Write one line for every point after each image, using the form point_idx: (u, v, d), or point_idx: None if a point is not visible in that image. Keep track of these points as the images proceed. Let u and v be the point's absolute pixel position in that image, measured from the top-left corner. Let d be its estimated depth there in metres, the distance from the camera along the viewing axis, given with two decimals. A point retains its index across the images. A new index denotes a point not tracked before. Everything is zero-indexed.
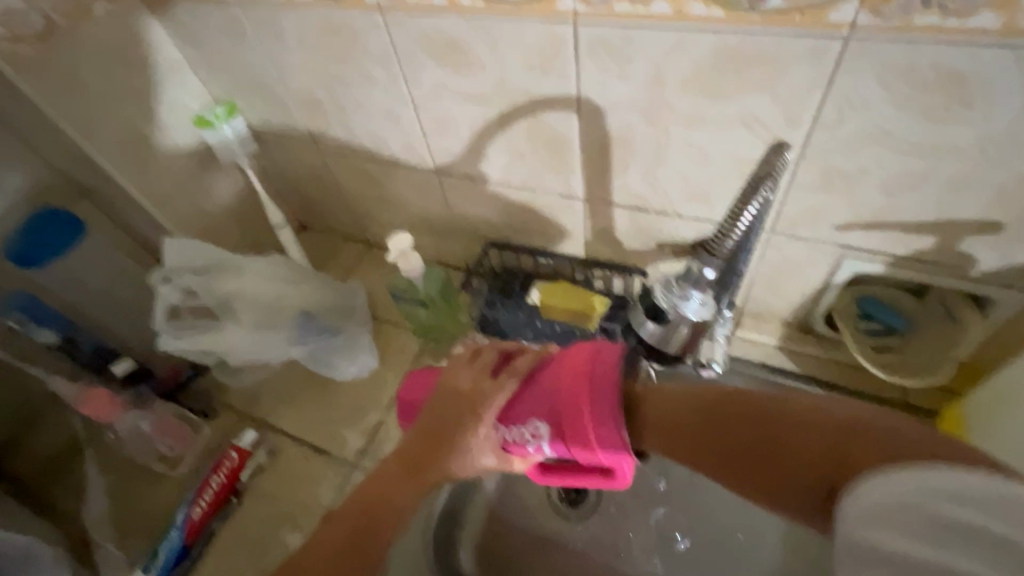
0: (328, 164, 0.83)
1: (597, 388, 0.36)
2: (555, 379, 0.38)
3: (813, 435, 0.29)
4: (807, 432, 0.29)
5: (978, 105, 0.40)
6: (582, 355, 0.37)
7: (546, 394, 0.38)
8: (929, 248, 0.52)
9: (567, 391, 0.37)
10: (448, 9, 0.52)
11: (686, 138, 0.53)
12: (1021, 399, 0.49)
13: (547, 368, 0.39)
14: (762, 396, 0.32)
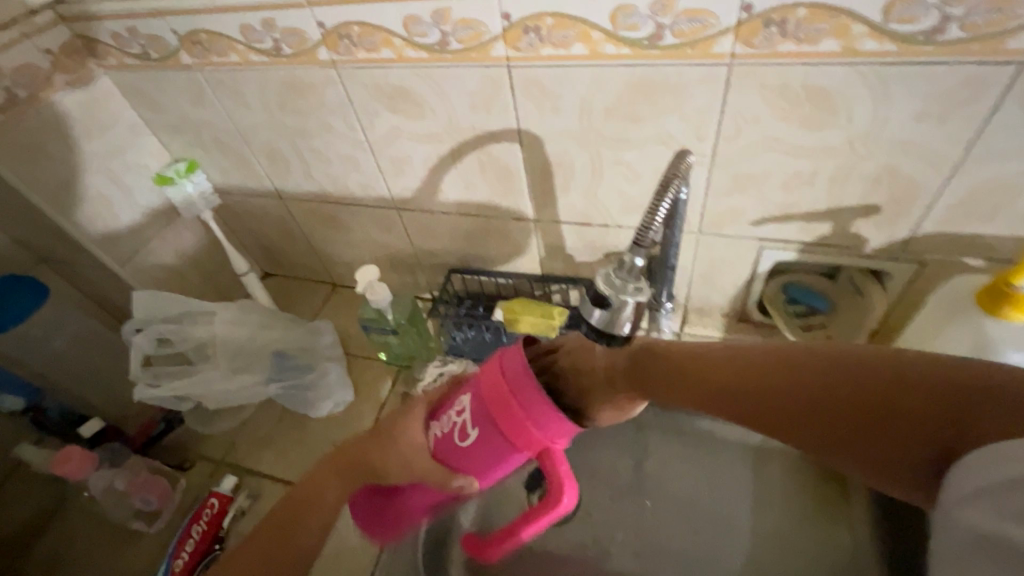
0: (290, 211, 0.87)
1: (510, 380, 0.33)
2: (478, 377, 0.36)
3: (867, 392, 0.23)
4: (798, 365, 0.25)
5: (842, 112, 0.49)
6: (500, 356, 0.35)
7: (472, 389, 0.36)
8: (829, 233, 0.60)
9: (488, 379, 0.34)
10: (396, 61, 0.59)
11: (615, 158, 0.60)
12: (926, 355, 0.55)
13: (476, 371, 0.37)
14: (720, 352, 0.27)
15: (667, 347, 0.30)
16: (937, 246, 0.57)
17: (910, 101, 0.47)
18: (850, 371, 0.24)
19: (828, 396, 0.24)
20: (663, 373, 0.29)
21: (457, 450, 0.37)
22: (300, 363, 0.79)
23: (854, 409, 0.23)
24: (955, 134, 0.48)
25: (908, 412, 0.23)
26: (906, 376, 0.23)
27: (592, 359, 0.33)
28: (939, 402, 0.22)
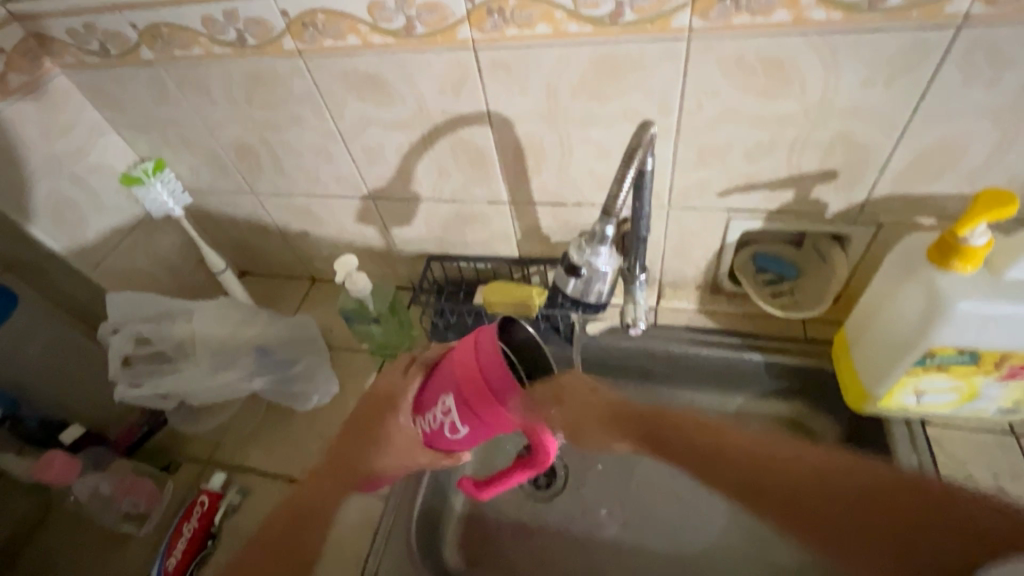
0: (264, 206, 0.87)
1: (478, 355, 0.42)
2: (451, 362, 0.44)
3: (797, 470, 0.42)
4: (790, 458, 0.43)
5: (796, 81, 0.51)
6: (466, 341, 0.44)
7: (449, 374, 0.44)
8: (792, 200, 0.63)
9: (462, 365, 0.43)
10: (362, 48, 0.59)
11: (585, 137, 0.62)
12: (884, 308, 0.58)
13: (446, 358, 0.46)
14: (707, 440, 0.46)
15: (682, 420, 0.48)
16: (892, 207, 0.60)
17: (859, 67, 0.49)
18: (748, 450, 0.44)
19: (752, 468, 0.43)
20: (678, 446, 0.47)
21: (448, 437, 0.46)
22: (283, 357, 0.78)
23: (828, 503, 0.40)
24: (902, 97, 0.50)
25: (884, 526, 0.38)
26: (878, 482, 0.40)
27: (675, 419, 0.48)
28: (846, 496, 0.40)
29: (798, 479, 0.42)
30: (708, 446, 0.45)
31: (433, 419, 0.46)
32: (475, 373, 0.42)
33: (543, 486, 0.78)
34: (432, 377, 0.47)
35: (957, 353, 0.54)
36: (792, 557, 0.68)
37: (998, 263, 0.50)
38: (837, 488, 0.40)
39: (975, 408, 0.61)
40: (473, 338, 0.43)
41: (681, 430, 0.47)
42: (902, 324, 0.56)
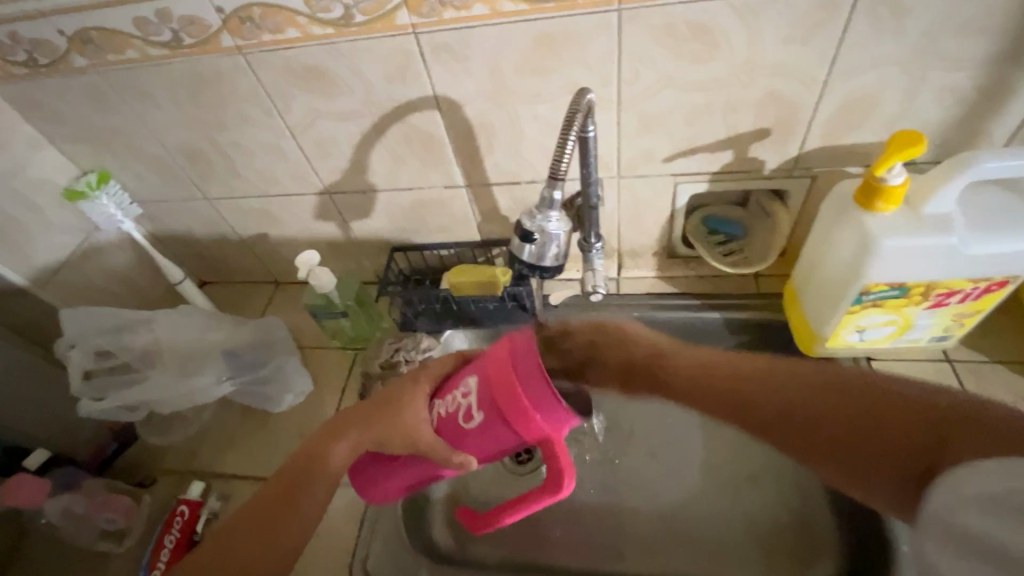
0: (218, 210, 0.85)
1: (517, 360, 0.38)
2: (482, 359, 0.41)
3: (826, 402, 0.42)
4: (813, 386, 0.42)
5: (723, 45, 0.54)
6: (501, 344, 0.40)
7: (478, 371, 0.41)
8: (732, 160, 0.66)
9: (493, 363, 0.39)
10: (303, 39, 0.59)
11: (532, 114, 0.64)
12: (821, 247, 0.63)
13: (481, 357, 0.41)
14: (676, 355, 0.47)
15: (678, 364, 0.46)
16: (823, 159, 0.65)
17: (778, 26, 0.53)
18: (732, 374, 0.45)
19: (699, 384, 0.45)
20: (673, 377, 0.45)
21: (458, 430, 0.42)
22: (252, 360, 0.78)
23: (862, 424, 0.39)
24: (819, 53, 0.54)
25: (868, 427, 0.39)
26: (883, 396, 0.40)
27: (611, 350, 0.47)
28: (878, 421, 0.39)
29: (798, 410, 0.42)
30: (677, 372, 0.45)
31: (448, 404, 0.43)
32: (504, 383, 0.38)
33: (524, 461, 0.80)
34: (460, 369, 0.44)
35: (889, 288, 0.58)
36: (762, 499, 0.72)
37: (916, 201, 0.55)
38: (857, 406, 0.40)
39: (911, 340, 0.66)
40: (508, 345, 0.39)
41: (675, 373, 0.45)
42: (835, 256, 0.61)
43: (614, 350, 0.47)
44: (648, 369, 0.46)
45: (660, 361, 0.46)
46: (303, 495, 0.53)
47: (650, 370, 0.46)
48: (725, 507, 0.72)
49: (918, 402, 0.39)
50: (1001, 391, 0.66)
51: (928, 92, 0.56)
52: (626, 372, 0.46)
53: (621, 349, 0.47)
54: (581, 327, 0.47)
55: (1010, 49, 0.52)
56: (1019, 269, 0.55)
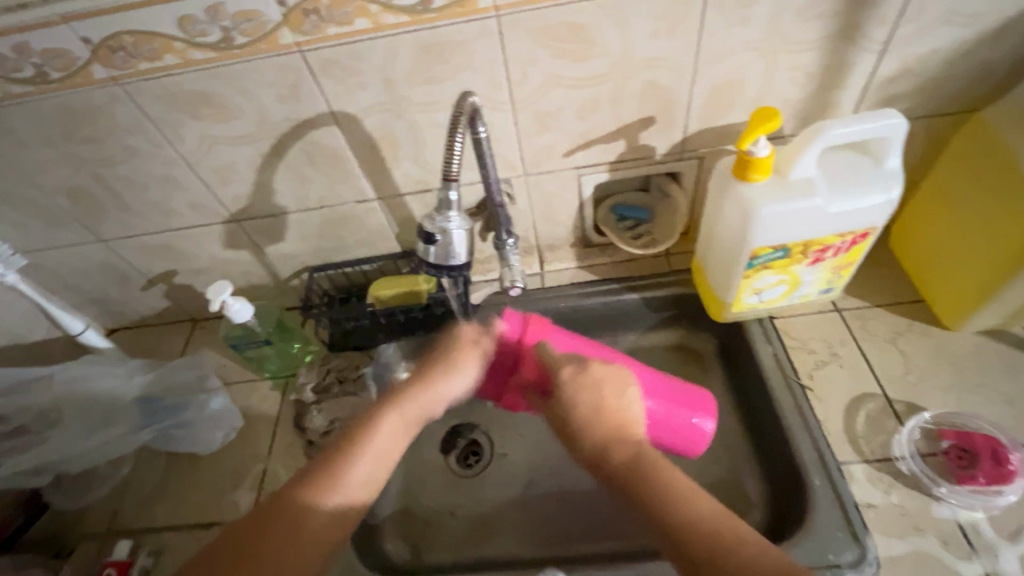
0: (117, 251, 0.80)
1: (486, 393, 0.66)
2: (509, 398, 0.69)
3: None
4: None
5: (598, 42, 0.58)
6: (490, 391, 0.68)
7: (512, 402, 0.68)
8: (626, 149, 0.71)
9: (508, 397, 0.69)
10: (183, 65, 0.58)
11: (432, 122, 0.65)
12: (713, 216, 0.68)
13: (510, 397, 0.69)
14: (670, 471, 0.46)
15: (661, 469, 0.46)
16: (706, 140, 0.70)
17: (644, 22, 0.57)
18: (701, 518, 0.42)
19: (676, 530, 0.42)
20: (642, 489, 0.45)
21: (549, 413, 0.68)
22: (171, 404, 0.75)
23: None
24: (684, 44, 0.59)
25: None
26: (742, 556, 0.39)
27: (623, 443, 0.49)
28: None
29: (704, 525, 0.42)
30: (660, 505, 0.43)
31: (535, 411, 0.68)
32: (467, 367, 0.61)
33: (473, 464, 0.82)
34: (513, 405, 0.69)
35: (773, 250, 0.64)
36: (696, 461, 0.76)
37: (783, 168, 0.61)
38: (720, 550, 0.40)
39: (801, 295, 0.73)
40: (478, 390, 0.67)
41: (667, 498, 0.44)
42: (724, 221, 0.66)
43: (588, 441, 0.50)
44: (623, 475, 0.47)
45: (651, 458, 0.48)
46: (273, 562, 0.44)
47: (628, 465, 0.47)
48: None
49: (751, 547, 0.40)
50: (881, 330, 0.75)
51: (783, 73, 0.63)
52: (590, 465, 0.50)
53: (629, 436, 0.50)
54: (601, 424, 0.51)
55: (841, 29, 0.59)
56: (875, 220, 0.62)
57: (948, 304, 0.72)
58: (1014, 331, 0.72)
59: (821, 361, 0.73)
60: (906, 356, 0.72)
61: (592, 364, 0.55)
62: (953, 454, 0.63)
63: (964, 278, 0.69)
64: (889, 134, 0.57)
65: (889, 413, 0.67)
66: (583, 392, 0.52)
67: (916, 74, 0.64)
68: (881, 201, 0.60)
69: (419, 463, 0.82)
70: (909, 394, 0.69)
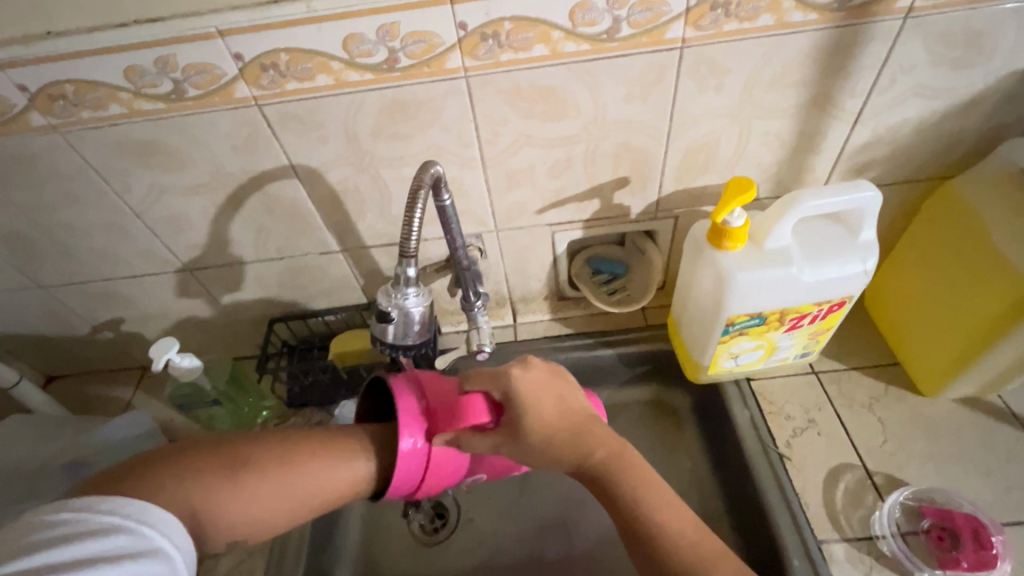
0: (58, 298, 0.75)
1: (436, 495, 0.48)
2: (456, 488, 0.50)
3: None
4: None
5: (570, 105, 0.57)
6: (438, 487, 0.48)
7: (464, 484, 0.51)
8: (600, 207, 0.69)
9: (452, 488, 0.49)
10: (130, 114, 0.54)
11: (397, 177, 0.62)
12: (689, 281, 0.66)
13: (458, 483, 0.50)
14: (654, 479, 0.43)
15: (636, 476, 0.42)
16: (682, 201, 0.69)
17: (617, 86, 0.56)
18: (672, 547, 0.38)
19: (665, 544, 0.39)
20: (619, 501, 0.41)
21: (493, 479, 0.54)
22: (103, 469, 0.69)
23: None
24: (658, 108, 0.58)
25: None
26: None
27: (593, 433, 0.44)
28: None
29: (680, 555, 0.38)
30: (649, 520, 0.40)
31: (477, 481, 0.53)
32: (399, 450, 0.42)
33: (437, 529, 0.77)
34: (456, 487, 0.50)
35: (749, 317, 0.62)
36: None
37: (758, 237, 0.59)
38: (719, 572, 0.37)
39: (779, 359, 0.71)
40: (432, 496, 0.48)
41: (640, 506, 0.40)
42: (701, 288, 0.64)
43: (547, 447, 0.42)
44: (594, 476, 0.43)
45: (628, 460, 0.43)
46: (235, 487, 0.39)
47: (603, 468, 0.42)
48: None
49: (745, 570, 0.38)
50: (858, 396, 0.73)
51: (757, 138, 0.62)
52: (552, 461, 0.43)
53: (598, 429, 0.44)
54: (558, 424, 0.43)
55: (815, 99, 0.59)
56: (851, 290, 0.61)
57: (924, 370, 0.71)
58: (990, 399, 0.71)
59: (800, 429, 0.70)
60: (885, 424, 0.70)
61: (534, 365, 0.45)
62: (934, 534, 0.60)
63: (940, 345, 0.68)
64: (864, 206, 0.56)
65: (868, 486, 0.65)
66: (537, 408, 0.43)
67: (888, 142, 0.64)
68: (856, 272, 0.59)
69: (379, 529, 0.77)
70: (887, 465, 0.67)
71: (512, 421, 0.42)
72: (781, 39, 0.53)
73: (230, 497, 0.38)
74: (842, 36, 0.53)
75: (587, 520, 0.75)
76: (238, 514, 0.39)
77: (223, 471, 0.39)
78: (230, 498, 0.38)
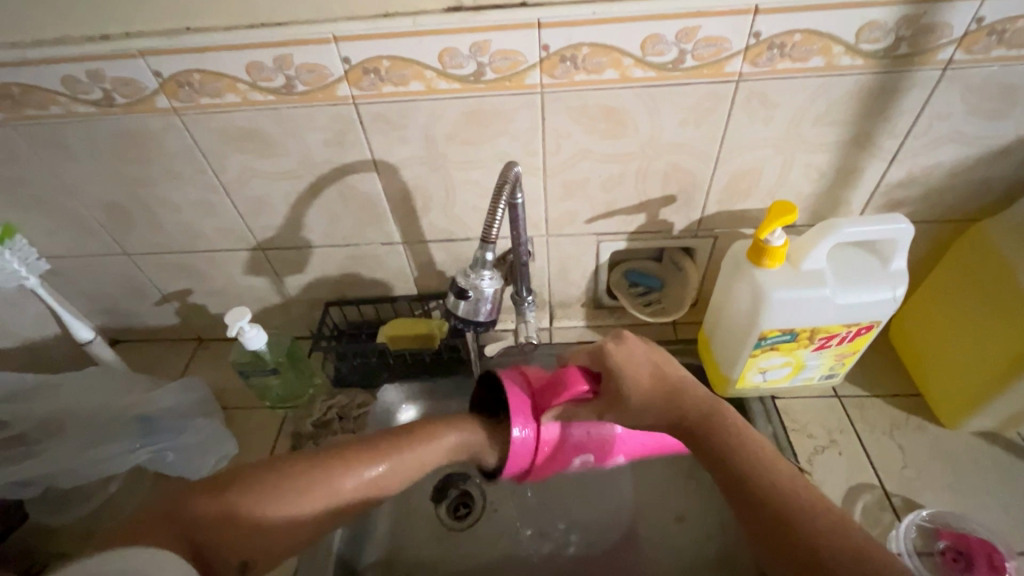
0: (139, 266, 0.82)
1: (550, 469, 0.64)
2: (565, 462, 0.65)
3: None
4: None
5: (630, 125, 0.63)
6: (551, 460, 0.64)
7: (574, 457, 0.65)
8: (645, 221, 0.74)
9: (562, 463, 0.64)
10: (242, 103, 0.61)
11: (465, 178, 0.68)
12: (727, 294, 0.70)
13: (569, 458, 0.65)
14: (745, 434, 0.52)
15: (728, 430, 0.53)
16: (722, 222, 0.74)
17: (675, 112, 0.62)
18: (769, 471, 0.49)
19: (751, 483, 0.49)
20: (717, 445, 0.52)
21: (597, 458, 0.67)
22: (166, 425, 0.75)
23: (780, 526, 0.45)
24: (710, 134, 0.64)
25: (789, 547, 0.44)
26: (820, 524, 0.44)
27: (689, 396, 0.55)
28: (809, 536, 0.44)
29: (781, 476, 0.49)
30: (740, 465, 0.50)
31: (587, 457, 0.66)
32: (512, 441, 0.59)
33: (462, 516, 0.81)
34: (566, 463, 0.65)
35: (781, 333, 0.66)
36: (690, 535, 0.75)
37: (795, 258, 0.64)
38: (795, 514, 0.45)
39: (804, 378, 0.75)
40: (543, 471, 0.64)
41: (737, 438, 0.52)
42: (739, 301, 0.68)
43: (648, 407, 0.55)
44: (696, 427, 0.54)
45: (717, 418, 0.54)
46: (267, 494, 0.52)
47: (704, 422, 0.54)
48: (659, 548, 0.75)
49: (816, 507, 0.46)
50: (880, 422, 0.76)
51: (799, 169, 0.67)
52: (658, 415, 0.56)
53: (695, 394, 0.56)
54: (656, 388, 0.55)
55: (855, 137, 0.64)
56: (880, 316, 0.65)
57: (946, 401, 0.74)
58: (1009, 435, 0.73)
59: (820, 447, 0.74)
60: (904, 449, 0.73)
61: (626, 340, 0.58)
62: (949, 556, 0.63)
63: (963, 377, 0.71)
64: (896, 237, 0.61)
65: (885, 506, 0.68)
66: (635, 373, 0.56)
67: (921, 183, 0.68)
68: (886, 298, 0.63)
69: (410, 509, 0.81)
70: (905, 488, 0.69)
71: (614, 388, 0.55)
72: (829, 80, 0.59)
73: (243, 506, 0.51)
74: (885, 81, 0.59)
75: (609, 518, 0.78)
76: (256, 515, 0.51)
77: (241, 488, 0.52)
78: (267, 506, 0.52)
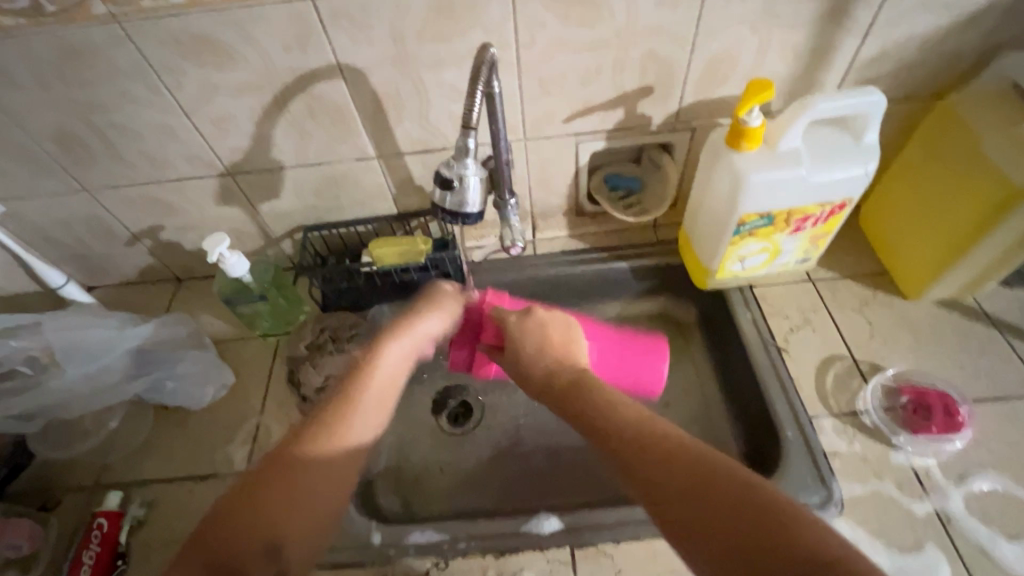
0: (102, 203, 0.78)
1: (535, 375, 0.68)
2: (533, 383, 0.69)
3: None
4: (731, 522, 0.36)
5: (605, 8, 0.60)
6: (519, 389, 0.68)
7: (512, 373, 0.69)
8: (623, 118, 0.73)
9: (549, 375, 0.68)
10: (188, 6, 0.56)
11: (437, 80, 0.66)
12: (707, 186, 0.71)
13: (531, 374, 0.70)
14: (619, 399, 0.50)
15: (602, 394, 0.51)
16: (700, 113, 0.74)
17: None
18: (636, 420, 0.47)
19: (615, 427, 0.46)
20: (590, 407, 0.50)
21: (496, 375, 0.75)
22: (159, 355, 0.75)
23: (703, 506, 0.38)
24: (687, 15, 0.62)
25: (683, 488, 0.40)
26: (749, 484, 0.38)
27: (567, 367, 0.56)
28: (737, 504, 0.37)
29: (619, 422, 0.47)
30: (602, 420, 0.48)
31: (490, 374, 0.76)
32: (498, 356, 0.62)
33: (463, 424, 0.83)
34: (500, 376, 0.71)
35: (758, 217, 0.68)
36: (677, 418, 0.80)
37: (772, 139, 0.64)
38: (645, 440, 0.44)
39: (779, 264, 0.78)
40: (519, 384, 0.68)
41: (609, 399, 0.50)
42: (718, 192, 0.69)
43: (542, 373, 0.56)
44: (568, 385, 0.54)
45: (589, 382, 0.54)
46: (303, 477, 0.48)
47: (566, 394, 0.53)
48: None
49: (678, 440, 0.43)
50: (850, 299, 0.80)
51: (775, 49, 0.66)
52: (539, 390, 0.56)
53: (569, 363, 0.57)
54: (535, 356, 0.58)
55: (831, 10, 0.63)
56: (852, 193, 0.67)
57: (912, 276, 0.78)
58: (966, 301, 0.79)
59: (796, 327, 0.78)
60: (872, 322, 0.78)
61: (533, 315, 0.62)
62: (910, 409, 0.69)
63: (926, 250, 0.74)
64: (869, 110, 0.62)
65: (855, 373, 0.73)
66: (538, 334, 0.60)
67: (894, 57, 0.68)
68: (858, 174, 0.65)
69: (411, 420, 0.84)
70: (872, 355, 0.75)
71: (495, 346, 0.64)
72: None
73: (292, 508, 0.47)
74: None
75: None
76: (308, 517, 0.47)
77: (250, 502, 0.46)
78: (288, 517, 0.46)
